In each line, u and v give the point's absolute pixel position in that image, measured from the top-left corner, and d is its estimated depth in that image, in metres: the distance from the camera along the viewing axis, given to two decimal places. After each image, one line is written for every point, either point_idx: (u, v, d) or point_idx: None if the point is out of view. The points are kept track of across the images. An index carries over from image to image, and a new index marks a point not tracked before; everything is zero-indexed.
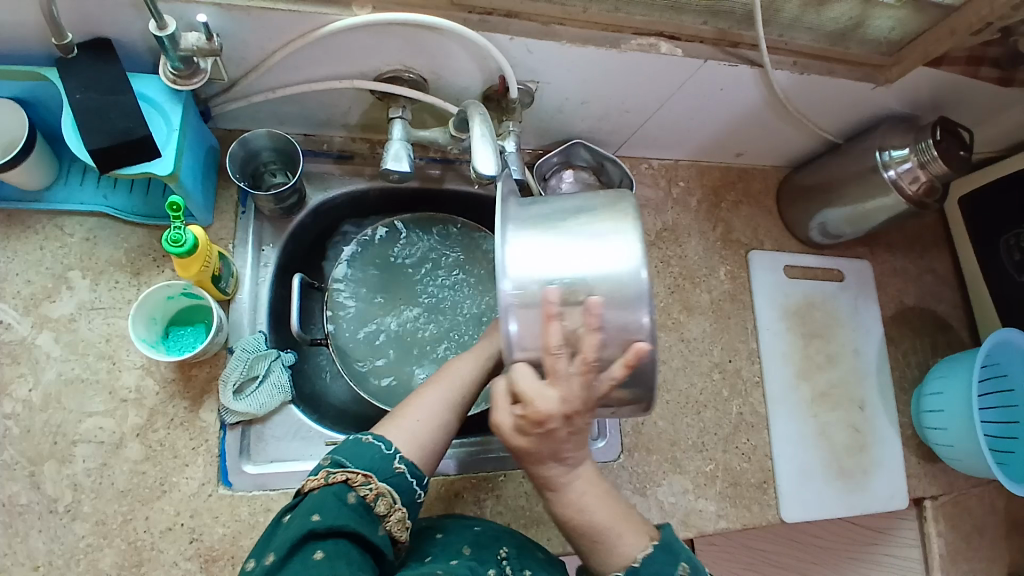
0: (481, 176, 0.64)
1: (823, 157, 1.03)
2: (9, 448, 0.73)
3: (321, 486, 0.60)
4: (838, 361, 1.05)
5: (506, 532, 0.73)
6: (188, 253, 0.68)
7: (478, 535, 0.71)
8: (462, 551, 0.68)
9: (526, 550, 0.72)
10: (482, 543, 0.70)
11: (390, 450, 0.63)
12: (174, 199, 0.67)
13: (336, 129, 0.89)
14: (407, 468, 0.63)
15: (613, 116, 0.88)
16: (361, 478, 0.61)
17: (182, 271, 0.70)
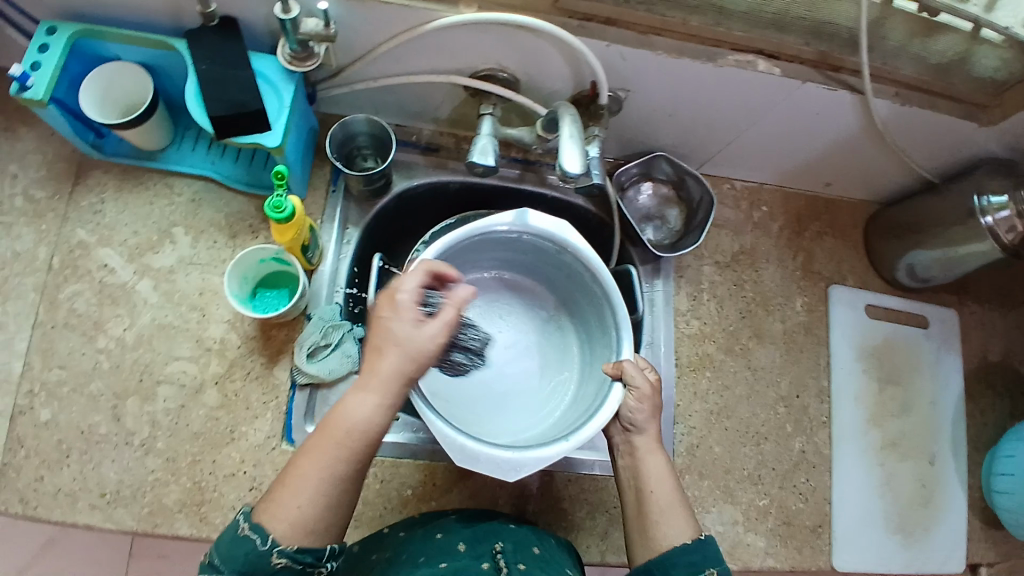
0: (565, 175, 0.65)
1: (917, 195, 0.99)
2: (98, 380, 0.80)
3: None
4: (912, 411, 1.00)
5: (506, 529, 0.74)
6: (287, 219, 0.71)
7: (475, 530, 0.73)
8: (458, 548, 0.70)
9: (523, 544, 0.72)
10: (478, 539, 0.71)
11: (266, 544, 0.55)
12: (280, 167, 0.71)
13: (427, 122, 0.93)
14: (289, 558, 0.55)
15: (699, 131, 0.88)
16: None
17: (280, 236, 0.74)
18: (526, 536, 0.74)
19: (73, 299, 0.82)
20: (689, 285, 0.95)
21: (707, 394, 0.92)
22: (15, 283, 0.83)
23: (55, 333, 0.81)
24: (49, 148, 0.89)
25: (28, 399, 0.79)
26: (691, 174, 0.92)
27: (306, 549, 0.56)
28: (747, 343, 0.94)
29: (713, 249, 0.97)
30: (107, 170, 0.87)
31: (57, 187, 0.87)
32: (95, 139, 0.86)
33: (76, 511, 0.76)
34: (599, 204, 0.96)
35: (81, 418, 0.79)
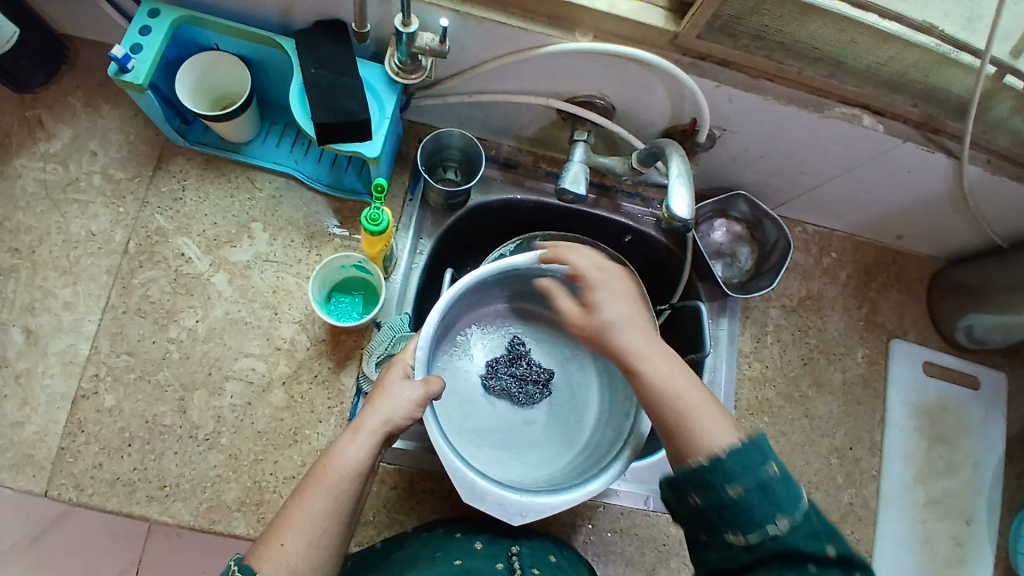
0: (672, 217, 0.65)
1: (987, 257, 0.99)
2: (167, 370, 0.80)
3: None
4: (957, 470, 1.00)
5: (522, 537, 0.77)
6: (380, 232, 0.73)
7: (495, 535, 0.76)
8: (475, 545, 0.73)
9: (539, 552, 0.75)
10: (493, 540, 0.75)
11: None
12: (380, 181, 0.72)
13: (507, 139, 0.93)
14: None
15: (784, 174, 0.88)
16: None
17: (368, 246, 0.76)
18: (542, 546, 0.76)
19: (147, 285, 0.82)
20: (754, 327, 0.95)
21: (764, 438, 0.91)
22: (89, 264, 0.83)
23: (126, 319, 0.81)
24: (130, 129, 0.88)
25: (92, 383, 0.79)
26: (768, 217, 0.92)
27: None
28: (807, 390, 0.94)
29: (781, 293, 0.97)
30: (190, 158, 0.87)
31: (139, 170, 0.87)
32: (181, 125, 0.86)
33: (133, 500, 0.76)
34: (671, 237, 0.95)
35: (146, 407, 0.78)
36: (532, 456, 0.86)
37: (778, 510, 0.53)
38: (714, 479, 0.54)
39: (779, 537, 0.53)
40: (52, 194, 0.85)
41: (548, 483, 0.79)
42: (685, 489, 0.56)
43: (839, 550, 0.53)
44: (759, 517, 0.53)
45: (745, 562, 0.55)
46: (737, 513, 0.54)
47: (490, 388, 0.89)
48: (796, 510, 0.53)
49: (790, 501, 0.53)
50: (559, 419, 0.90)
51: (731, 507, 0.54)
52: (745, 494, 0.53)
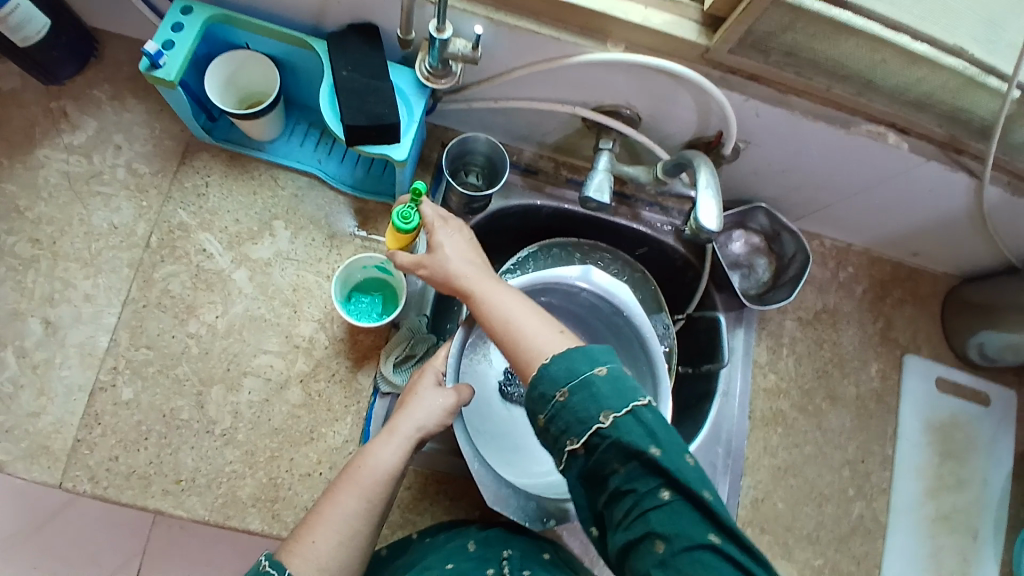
0: (700, 228, 0.66)
1: (1002, 277, 0.99)
2: (185, 365, 0.80)
3: None
4: (966, 487, 1.00)
5: (516, 538, 0.72)
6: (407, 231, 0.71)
7: (489, 535, 0.73)
8: (468, 547, 0.70)
9: (530, 553, 0.70)
10: (488, 542, 0.71)
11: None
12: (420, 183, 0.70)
13: (530, 145, 0.93)
14: None
15: (805, 189, 0.89)
16: None
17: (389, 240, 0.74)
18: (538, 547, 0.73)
19: (168, 279, 0.82)
20: (770, 338, 0.95)
21: (777, 449, 0.91)
22: (110, 256, 0.83)
23: (146, 312, 0.81)
24: (156, 124, 0.89)
25: (111, 375, 0.79)
26: (788, 230, 0.92)
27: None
28: (820, 403, 0.94)
29: (797, 305, 0.97)
30: (215, 155, 0.87)
31: (163, 164, 0.87)
32: (206, 122, 0.86)
33: (148, 494, 0.76)
34: (689, 246, 0.95)
35: (163, 401, 0.79)
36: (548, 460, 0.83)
37: (608, 410, 0.47)
38: (566, 397, 0.48)
39: (609, 436, 0.46)
40: (76, 186, 0.86)
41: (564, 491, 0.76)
42: (534, 408, 0.51)
43: (668, 453, 0.46)
44: (584, 417, 0.47)
45: (585, 476, 0.48)
46: (578, 416, 0.47)
47: (508, 393, 0.87)
48: (635, 404, 0.47)
49: (618, 406, 0.47)
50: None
51: (560, 414, 0.48)
52: (570, 399, 0.48)
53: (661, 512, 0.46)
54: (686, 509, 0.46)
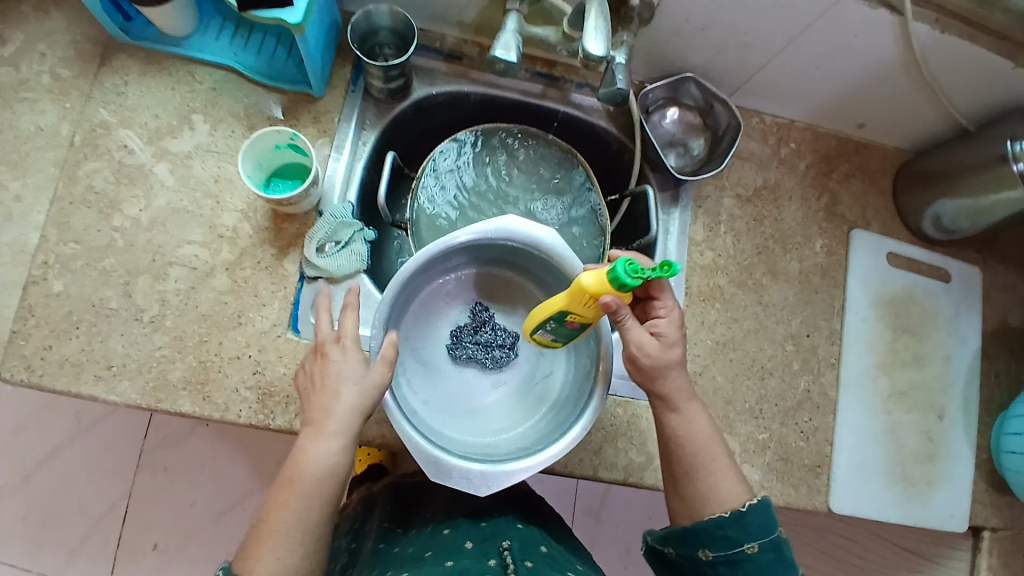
0: (588, 58, 0.65)
1: (952, 142, 0.95)
2: (111, 257, 0.81)
3: None
4: (925, 363, 0.97)
5: (512, 529, 0.78)
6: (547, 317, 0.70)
7: (481, 531, 0.77)
8: (465, 545, 0.74)
9: (528, 544, 0.75)
10: (483, 538, 0.75)
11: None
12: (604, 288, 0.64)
13: (451, 29, 0.91)
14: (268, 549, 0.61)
15: (732, 51, 0.87)
16: None
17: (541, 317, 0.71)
18: (532, 537, 0.78)
19: (91, 176, 0.83)
20: (707, 217, 0.93)
21: (715, 324, 0.91)
22: (36, 157, 0.84)
23: (71, 209, 0.82)
24: (77, 31, 0.88)
25: (42, 269, 0.80)
26: (720, 99, 0.91)
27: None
28: (760, 278, 0.93)
29: (736, 182, 0.95)
30: (132, 55, 0.87)
31: (84, 68, 0.87)
32: (122, 23, 0.86)
33: (81, 380, 0.78)
34: (622, 127, 0.94)
35: (92, 291, 0.80)
36: (500, 417, 0.84)
37: (748, 536, 0.66)
38: (728, 531, 0.66)
39: (750, 556, 0.66)
40: (2, 94, 0.85)
41: (519, 447, 0.79)
42: (702, 544, 0.67)
43: (763, 546, 0.66)
44: (728, 543, 0.66)
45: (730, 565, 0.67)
46: (711, 538, 0.67)
47: (456, 357, 0.85)
48: (774, 536, 0.67)
49: (748, 533, 0.66)
50: (534, 388, 0.86)
51: (722, 539, 0.67)
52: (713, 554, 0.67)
53: (773, 570, 0.66)
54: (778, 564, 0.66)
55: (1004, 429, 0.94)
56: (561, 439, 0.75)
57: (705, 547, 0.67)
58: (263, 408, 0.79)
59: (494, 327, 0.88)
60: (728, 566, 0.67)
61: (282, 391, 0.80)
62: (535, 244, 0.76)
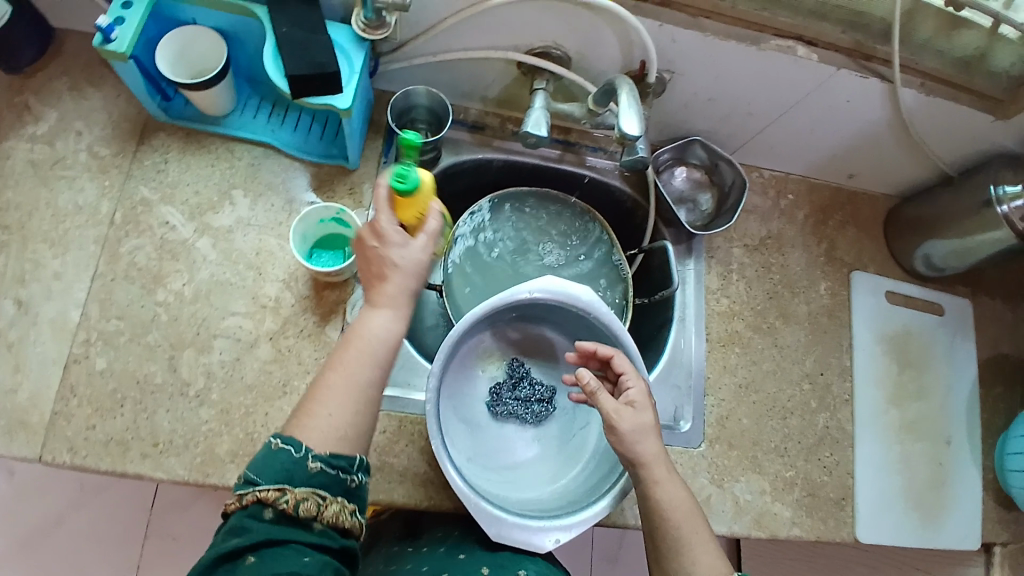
0: (625, 137, 0.73)
1: (935, 189, 1.04)
2: (156, 331, 0.82)
3: (236, 509, 0.57)
4: (929, 394, 1.03)
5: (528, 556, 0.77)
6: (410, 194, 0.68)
7: (499, 558, 0.76)
8: (481, 569, 0.73)
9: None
10: (500, 566, 0.74)
11: (301, 452, 0.58)
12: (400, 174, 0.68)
13: (474, 101, 0.97)
14: (284, 441, 0.59)
15: (735, 116, 0.95)
16: (274, 493, 0.57)
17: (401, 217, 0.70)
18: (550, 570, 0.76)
19: (133, 252, 0.85)
20: (720, 266, 0.99)
21: (736, 368, 0.96)
22: (76, 236, 0.85)
23: (114, 285, 0.83)
24: (113, 110, 0.91)
25: (84, 346, 0.81)
26: (724, 159, 0.98)
27: (338, 455, 0.60)
28: (774, 322, 0.99)
29: (743, 233, 1.02)
30: (170, 132, 0.90)
31: (122, 146, 0.90)
32: (162, 101, 0.89)
33: (127, 458, 0.78)
34: (635, 186, 1.01)
35: (136, 367, 0.81)
36: (540, 471, 0.88)
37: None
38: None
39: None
40: (40, 173, 0.87)
41: (564, 499, 0.82)
42: None
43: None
44: None
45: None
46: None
47: (497, 412, 0.90)
48: None
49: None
50: (569, 443, 0.90)
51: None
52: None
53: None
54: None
55: (1006, 448, 0.99)
56: (609, 487, 0.79)
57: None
58: None
59: (531, 381, 0.93)
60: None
61: None
62: (571, 302, 0.82)
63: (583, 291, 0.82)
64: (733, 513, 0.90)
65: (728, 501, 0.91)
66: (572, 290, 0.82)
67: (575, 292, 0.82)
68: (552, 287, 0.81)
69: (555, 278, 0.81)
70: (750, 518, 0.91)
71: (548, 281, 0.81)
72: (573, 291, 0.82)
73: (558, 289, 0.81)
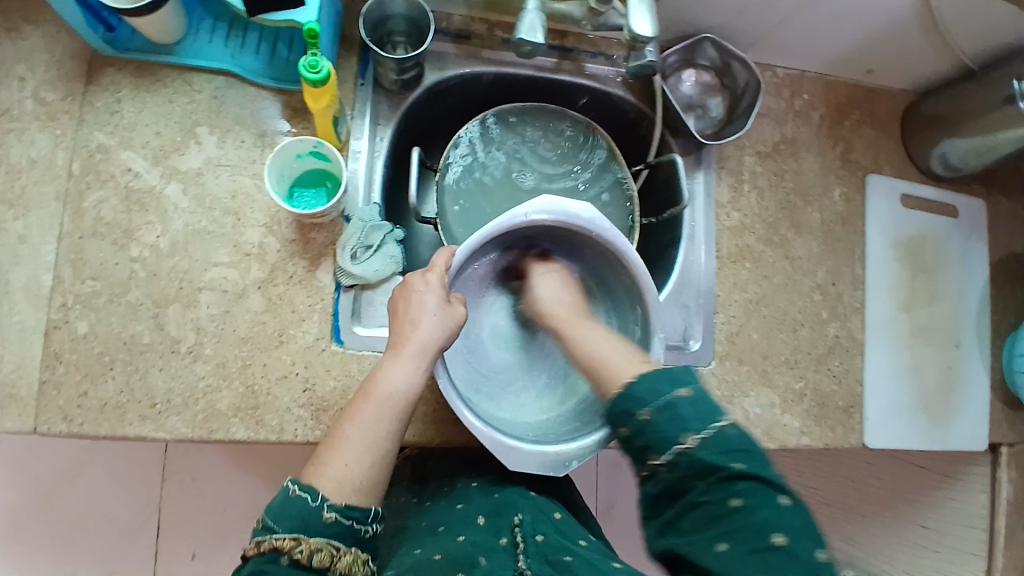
0: (637, 39, 0.67)
1: (958, 81, 0.97)
2: (136, 289, 0.77)
3: (254, 555, 0.57)
4: (940, 297, 1.01)
5: (524, 499, 0.75)
6: (321, 81, 0.67)
7: (495, 504, 0.75)
8: (477, 520, 0.72)
9: (543, 515, 0.73)
10: (496, 512, 0.73)
11: (318, 500, 0.60)
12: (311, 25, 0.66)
13: (457, 7, 0.86)
14: (298, 486, 0.60)
15: (750, 9, 0.86)
16: (289, 542, 0.57)
17: (311, 104, 0.70)
18: (546, 504, 0.76)
19: (98, 206, 0.78)
20: (731, 177, 0.93)
21: (747, 284, 0.93)
22: (33, 192, 0.78)
23: (83, 243, 0.77)
24: (52, 47, 0.81)
25: (62, 311, 0.76)
26: (738, 58, 0.90)
27: (352, 506, 0.61)
28: (786, 234, 0.94)
29: (755, 139, 0.95)
30: (120, 68, 0.81)
31: (69, 88, 0.80)
32: (105, 33, 0.78)
33: (125, 421, 0.75)
34: (640, 94, 0.93)
35: (121, 328, 0.76)
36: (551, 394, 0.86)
37: (717, 415, 0.56)
38: (665, 415, 0.56)
39: (687, 454, 0.55)
40: None
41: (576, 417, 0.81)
42: (619, 422, 0.59)
43: (751, 500, 0.53)
44: (669, 437, 0.56)
45: (669, 485, 0.56)
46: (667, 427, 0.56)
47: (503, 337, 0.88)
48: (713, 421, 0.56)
49: (700, 421, 0.56)
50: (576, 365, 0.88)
51: (665, 407, 0.57)
52: (654, 417, 0.57)
53: (749, 525, 0.52)
54: (765, 500, 0.53)
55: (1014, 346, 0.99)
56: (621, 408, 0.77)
57: (646, 407, 0.57)
58: (320, 424, 0.78)
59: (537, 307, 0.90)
60: (664, 415, 0.56)
61: (335, 404, 0.78)
62: (572, 221, 0.76)
63: (583, 207, 0.76)
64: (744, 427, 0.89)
65: (739, 415, 0.90)
66: (571, 208, 0.75)
67: (574, 210, 0.76)
68: (548, 206, 0.75)
69: (550, 196, 0.75)
70: (761, 432, 0.90)
71: (542, 201, 0.75)
72: (573, 210, 0.76)
73: (555, 208, 0.75)
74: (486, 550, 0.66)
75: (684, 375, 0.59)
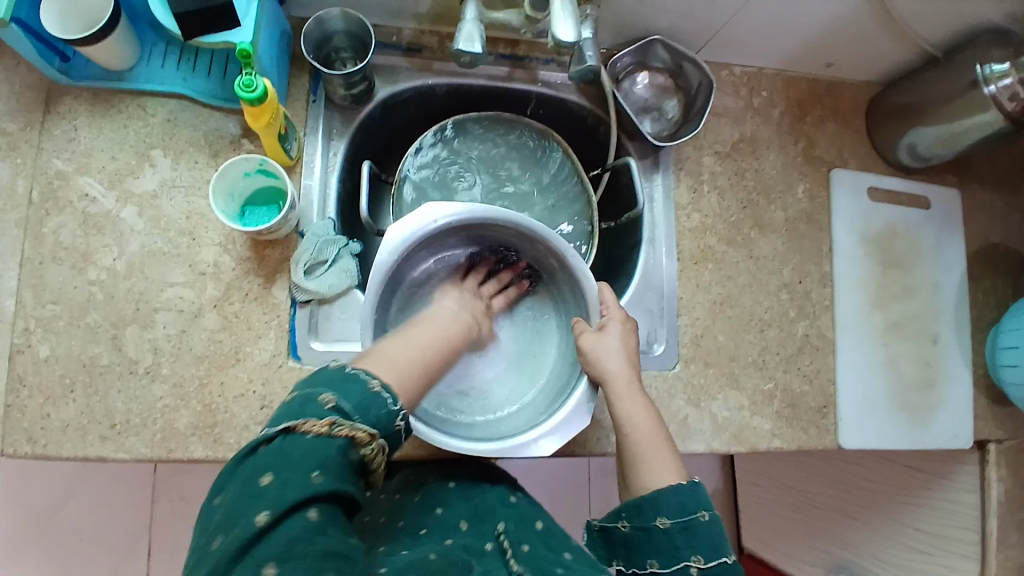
0: (560, 44, 0.68)
1: (919, 71, 0.95)
2: (94, 312, 0.78)
3: (321, 433, 0.53)
4: (915, 292, 0.99)
5: (504, 506, 0.76)
6: (258, 99, 0.69)
7: (476, 508, 0.75)
8: (460, 526, 0.73)
9: (524, 522, 0.74)
10: (479, 519, 0.74)
11: (395, 413, 0.59)
12: (242, 47, 0.67)
13: (407, 21, 0.87)
14: (385, 403, 0.58)
15: (697, 9, 0.86)
16: (366, 436, 0.55)
17: (252, 121, 0.71)
18: (528, 511, 0.76)
19: (57, 231, 0.79)
20: (690, 178, 0.93)
21: (710, 285, 0.92)
22: None
23: (43, 268, 0.78)
24: (11, 78, 0.82)
25: (24, 336, 0.77)
26: (689, 59, 0.90)
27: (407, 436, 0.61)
28: (749, 233, 0.93)
29: (714, 139, 0.94)
30: (76, 96, 0.82)
31: (27, 119, 0.82)
32: (60, 63, 0.80)
33: (87, 443, 0.76)
34: (594, 99, 0.93)
35: (81, 350, 0.77)
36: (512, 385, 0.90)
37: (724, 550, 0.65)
38: (674, 519, 0.65)
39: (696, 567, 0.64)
40: None
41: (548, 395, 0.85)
42: (623, 515, 0.68)
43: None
44: (675, 551, 0.64)
45: None
46: (658, 551, 0.65)
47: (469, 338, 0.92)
48: (719, 550, 0.64)
49: (710, 551, 0.64)
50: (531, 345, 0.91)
51: (681, 527, 0.64)
52: (667, 526, 0.65)
53: None
54: None
55: (992, 343, 0.97)
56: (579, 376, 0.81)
57: (660, 517, 0.65)
58: None
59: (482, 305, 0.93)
60: (684, 535, 0.64)
61: None
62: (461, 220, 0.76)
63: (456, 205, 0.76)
64: (712, 430, 0.88)
65: (707, 419, 0.89)
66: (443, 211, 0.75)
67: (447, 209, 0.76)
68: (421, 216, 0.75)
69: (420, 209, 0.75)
70: (730, 435, 0.89)
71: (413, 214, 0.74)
72: (446, 211, 0.76)
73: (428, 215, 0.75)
74: (477, 556, 0.67)
75: (695, 494, 0.66)
